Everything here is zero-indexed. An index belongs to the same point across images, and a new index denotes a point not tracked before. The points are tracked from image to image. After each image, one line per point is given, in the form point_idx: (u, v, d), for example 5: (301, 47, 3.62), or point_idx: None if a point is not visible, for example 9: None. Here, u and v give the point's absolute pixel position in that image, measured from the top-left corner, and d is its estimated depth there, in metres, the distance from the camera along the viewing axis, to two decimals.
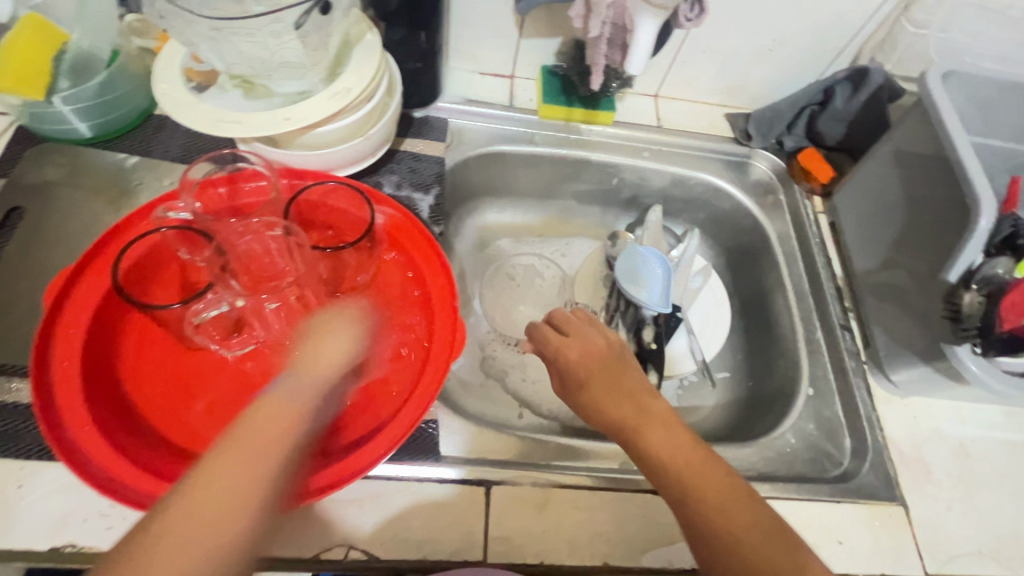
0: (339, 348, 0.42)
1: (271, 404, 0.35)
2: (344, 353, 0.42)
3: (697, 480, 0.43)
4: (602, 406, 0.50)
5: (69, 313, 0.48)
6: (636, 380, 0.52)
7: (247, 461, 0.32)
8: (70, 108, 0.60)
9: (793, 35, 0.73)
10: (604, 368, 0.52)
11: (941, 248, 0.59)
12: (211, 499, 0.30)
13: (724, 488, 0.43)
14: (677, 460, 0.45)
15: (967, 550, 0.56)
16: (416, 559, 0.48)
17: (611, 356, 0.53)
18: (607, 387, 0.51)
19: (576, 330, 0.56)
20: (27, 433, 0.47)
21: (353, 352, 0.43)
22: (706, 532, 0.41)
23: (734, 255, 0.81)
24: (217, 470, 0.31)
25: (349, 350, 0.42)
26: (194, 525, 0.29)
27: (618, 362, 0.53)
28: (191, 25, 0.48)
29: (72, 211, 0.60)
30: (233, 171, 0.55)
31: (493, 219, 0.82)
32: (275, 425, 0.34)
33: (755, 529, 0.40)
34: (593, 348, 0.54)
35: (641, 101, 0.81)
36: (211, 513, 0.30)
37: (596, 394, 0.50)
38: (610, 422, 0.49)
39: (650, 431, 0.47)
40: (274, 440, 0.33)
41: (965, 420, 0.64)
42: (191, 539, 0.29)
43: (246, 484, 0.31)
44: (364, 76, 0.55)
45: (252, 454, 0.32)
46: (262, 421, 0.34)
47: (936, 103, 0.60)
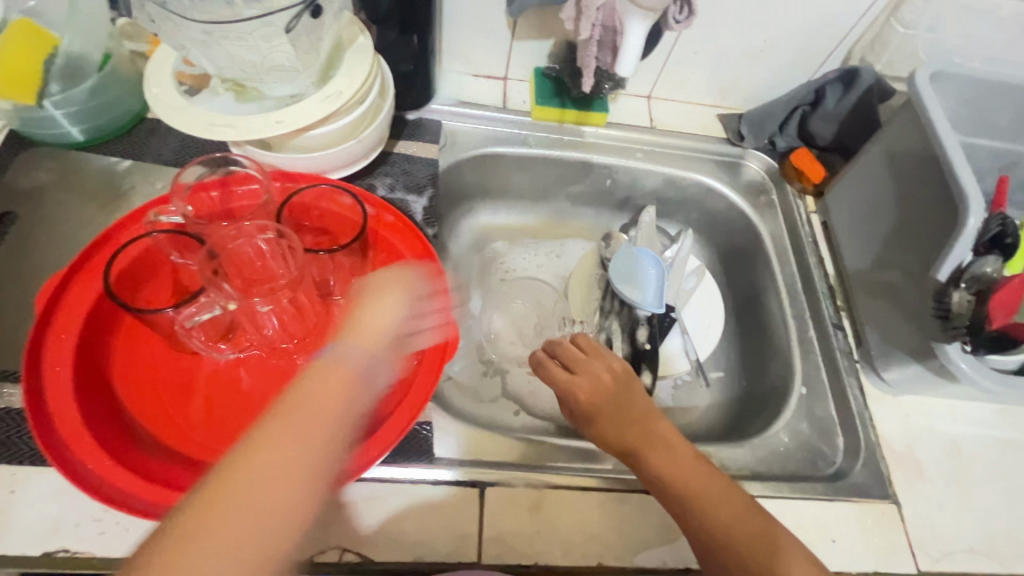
0: (384, 318, 0.47)
1: (329, 368, 0.41)
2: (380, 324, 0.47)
3: (699, 498, 0.46)
4: (613, 437, 0.51)
5: (61, 318, 0.48)
6: (643, 407, 0.53)
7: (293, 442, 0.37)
8: (61, 112, 0.60)
9: (784, 36, 0.73)
10: (611, 398, 0.53)
11: (931, 248, 0.59)
12: (271, 448, 0.36)
13: (721, 503, 0.46)
14: (682, 479, 0.48)
15: (959, 547, 0.56)
16: (410, 561, 0.48)
17: (618, 385, 0.55)
18: (614, 417, 0.52)
19: (581, 367, 0.56)
20: (18, 438, 0.47)
21: (395, 318, 0.48)
22: (716, 548, 0.44)
23: (727, 255, 0.82)
24: (279, 423, 0.38)
25: (399, 323, 0.47)
26: (262, 470, 0.35)
27: (625, 389, 0.54)
28: (181, 29, 0.48)
29: (64, 215, 0.60)
30: (226, 174, 0.55)
31: (487, 220, 0.82)
32: (336, 387, 0.41)
33: (743, 538, 0.44)
34: (601, 379, 0.55)
35: (634, 102, 0.82)
36: (279, 454, 0.36)
37: (605, 425, 0.52)
38: (618, 449, 0.51)
39: (655, 453, 0.50)
40: (326, 413, 0.39)
41: (956, 418, 0.64)
42: (269, 478, 0.35)
43: (300, 445, 0.37)
44: (356, 79, 0.55)
45: (313, 407, 0.39)
46: (303, 419, 0.38)
47: (924, 104, 0.60)
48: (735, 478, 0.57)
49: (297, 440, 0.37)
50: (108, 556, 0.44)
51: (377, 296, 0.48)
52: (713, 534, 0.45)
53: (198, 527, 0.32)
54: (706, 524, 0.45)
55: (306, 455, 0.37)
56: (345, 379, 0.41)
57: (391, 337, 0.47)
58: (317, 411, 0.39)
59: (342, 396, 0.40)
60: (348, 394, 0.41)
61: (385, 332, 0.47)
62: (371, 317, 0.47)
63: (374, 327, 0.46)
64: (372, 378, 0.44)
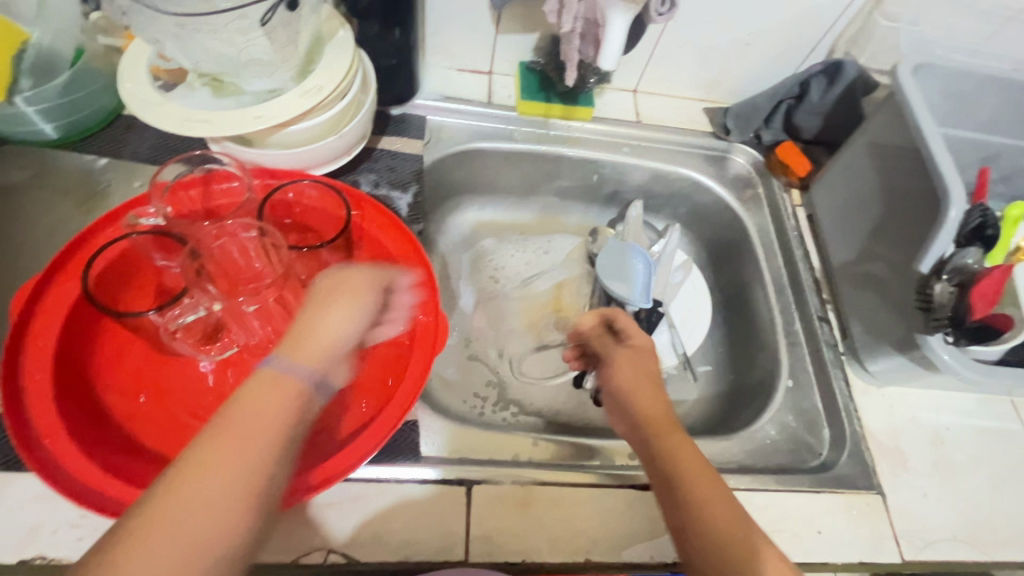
0: (338, 330, 0.41)
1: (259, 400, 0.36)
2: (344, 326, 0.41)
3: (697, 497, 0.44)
4: (643, 395, 0.53)
5: (36, 327, 0.47)
6: (652, 398, 0.53)
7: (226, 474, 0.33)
8: (33, 109, 0.58)
9: (769, 29, 0.73)
10: (631, 380, 0.55)
11: (915, 238, 0.60)
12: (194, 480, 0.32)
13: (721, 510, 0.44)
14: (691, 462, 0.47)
15: (943, 536, 0.57)
16: (397, 560, 0.48)
17: (644, 371, 0.56)
18: (628, 399, 0.54)
19: (610, 351, 0.59)
20: None
21: (352, 331, 0.42)
22: (708, 534, 0.42)
23: (714, 249, 0.82)
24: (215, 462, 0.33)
25: (350, 329, 0.41)
26: (190, 501, 0.32)
27: (650, 377, 0.56)
28: (154, 21, 0.47)
29: (39, 214, 0.58)
30: (206, 173, 0.54)
31: (474, 216, 0.82)
32: (276, 403, 0.36)
33: (730, 542, 0.42)
34: (622, 365, 0.57)
35: (620, 96, 0.81)
36: (204, 479, 0.33)
37: (625, 404, 0.54)
38: (646, 411, 0.52)
39: (670, 439, 0.49)
40: (259, 431, 0.35)
41: (940, 409, 0.65)
42: (204, 504, 0.32)
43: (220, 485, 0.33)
44: (336, 74, 0.54)
45: (243, 427, 0.35)
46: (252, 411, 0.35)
47: (906, 96, 0.61)
48: (722, 470, 0.57)
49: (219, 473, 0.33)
50: None
51: (334, 301, 0.41)
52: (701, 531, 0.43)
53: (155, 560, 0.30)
54: (699, 521, 0.43)
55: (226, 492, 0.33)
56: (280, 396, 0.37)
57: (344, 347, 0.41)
58: (247, 434, 0.34)
59: (280, 416, 0.36)
60: (287, 411, 0.36)
61: (339, 344, 0.41)
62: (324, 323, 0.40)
63: (317, 341, 0.40)
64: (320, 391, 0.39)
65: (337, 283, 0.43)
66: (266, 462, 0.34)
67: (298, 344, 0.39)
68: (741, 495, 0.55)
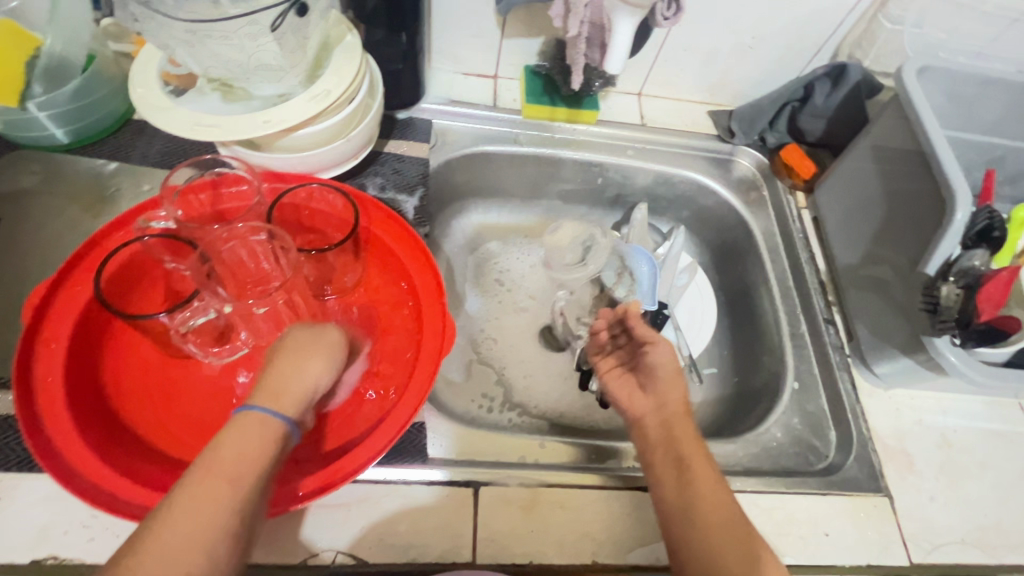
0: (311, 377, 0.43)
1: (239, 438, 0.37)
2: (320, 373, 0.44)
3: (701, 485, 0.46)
4: (669, 389, 0.54)
5: (49, 328, 0.47)
6: (681, 392, 0.54)
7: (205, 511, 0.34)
8: (44, 115, 0.59)
9: (773, 32, 0.74)
10: (665, 365, 0.55)
11: (920, 241, 0.60)
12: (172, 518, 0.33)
13: (720, 503, 0.45)
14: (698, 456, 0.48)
15: (950, 539, 0.57)
16: (403, 562, 0.48)
17: (678, 363, 0.56)
18: (661, 385, 0.55)
19: (649, 335, 0.58)
20: (6, 444, 0.47)
21: (324, 381, 0.44)
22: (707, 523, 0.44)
23: (718, 252, 0.82)
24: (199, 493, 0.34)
25: (320, 379, 0.44)
26: (172, 535, 0.33)
27: (680, 371, 0.56)
28: (165, 27, 0.47)
29: (50, 218, 0.59)
30: (215, 176, 0.55)
31: (478, 219, 0.82)
32: (257, 442, 0.38)
33: (723, 531, 0.43)
34: (660, 352, 0.56)
35: (624, 100, 0.82)
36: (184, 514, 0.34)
37: (655, 387, 0.55)
38: (673, 406, 0.53)
39: (684, 429, 0.51)
40: (237, 467, 0.36)
41: (947, 412, 0.65)
42: (185, 542, 0.33)
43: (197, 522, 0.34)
44: (344, 78, 0.54)
45: (226, 463, 0.36)
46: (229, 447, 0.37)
47: (911, 98, 0.61)
48: (728, 473, 0.57)
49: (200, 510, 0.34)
50: (98, 563, 0.44)
51: (309, 350, 0.44)
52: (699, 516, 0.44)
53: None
54: (698, 505, 0.45)
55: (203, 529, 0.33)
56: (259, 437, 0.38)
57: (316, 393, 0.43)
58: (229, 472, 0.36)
59: (262, 453, 0.37)
60: (268, 446, 0.38)
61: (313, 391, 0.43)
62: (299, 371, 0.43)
63: (294, 389, 0.42)
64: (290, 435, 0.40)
65: (310, 339, 0.46)
66: (242, 500, 0.35)
67: (274, 386, 0.41)
68: (747, 498, 0.55)
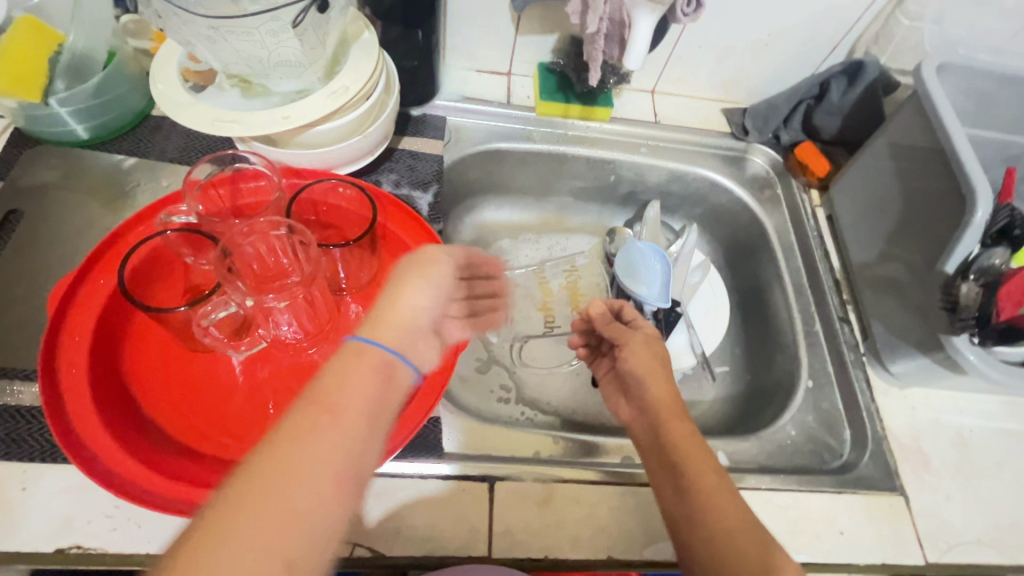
0: (417, 313, 0.49)
1: (361, 370, 0.42)
2: (414, 313, 0.49)
3: (700, 485, 0.45)
4: (649, 387, 0.54)
5: (73, 321, 0.48)
6: (665, 386, 0.54)
7: (342, 436, 0.38)
8: (66, 110, 0.60)
9: (789, 29, 0.73)
10: (640, 364, 0.55)
11: (938, 239, 0.59)
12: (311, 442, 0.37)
13: (725, 500, 0.45)
14: (689, 453, 0.48)
15: (967, 538, 0.57)
16: (420, 555, 0.48)
17: (653, 356, 0.56)
18: (640, 385, 0.55)
19: (618, 334, 0.59)
20: (30, 435, 0.47)
21: (423, 308, 0.50)
22: (703, 524, 0.44)
23: (731, 250, 0.82)
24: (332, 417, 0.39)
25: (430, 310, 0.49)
26: (313, 460, 0.37)
27: (659, 363, 0.55)
28: (187, 24, 0.48)
29: (70, 213, 0.59)
30: (234, 172, 0.55)
31: (491, 216, 0.82)
32: (368, 378, 0.42)
33: (725, 534, 0.43)
34: (632, 351, 0.57)
35: (638, 97, 0.82)
36: (321, 438, 0.38)
37: (637, 389, 0.56)
38: (649, 405, 0.53)
39: (676, 427, 0.50)
40: (364, 401, 0.41)
41: (962, 411, 0.64)
42: (313, 464, 0.36)
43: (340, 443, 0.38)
44: (362, 75, 0.55)
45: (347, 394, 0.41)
46: (351, 381, 0.41)
47: (930, 94, 0.60)
48: (742, 470, 0.57)
49: (331, 439, 0.38)
50: (119, 552, 0.44)
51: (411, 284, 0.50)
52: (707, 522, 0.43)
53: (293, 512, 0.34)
54: (697, 508, 0.45)
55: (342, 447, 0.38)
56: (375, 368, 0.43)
57: (414, 330, 0.48)
58: (351, 404, 0.40)
59: (373, 388, 0.42)
60: (382, 380, 0.43)
61: (411, 322, 0.48)
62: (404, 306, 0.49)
63: (393, 322, 0.47)
64: (399, 365, 0.45)
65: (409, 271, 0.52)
66: (372, 424, 0.40)
67: (389, 322, 0.47)
68: (761, 495, 0.55)
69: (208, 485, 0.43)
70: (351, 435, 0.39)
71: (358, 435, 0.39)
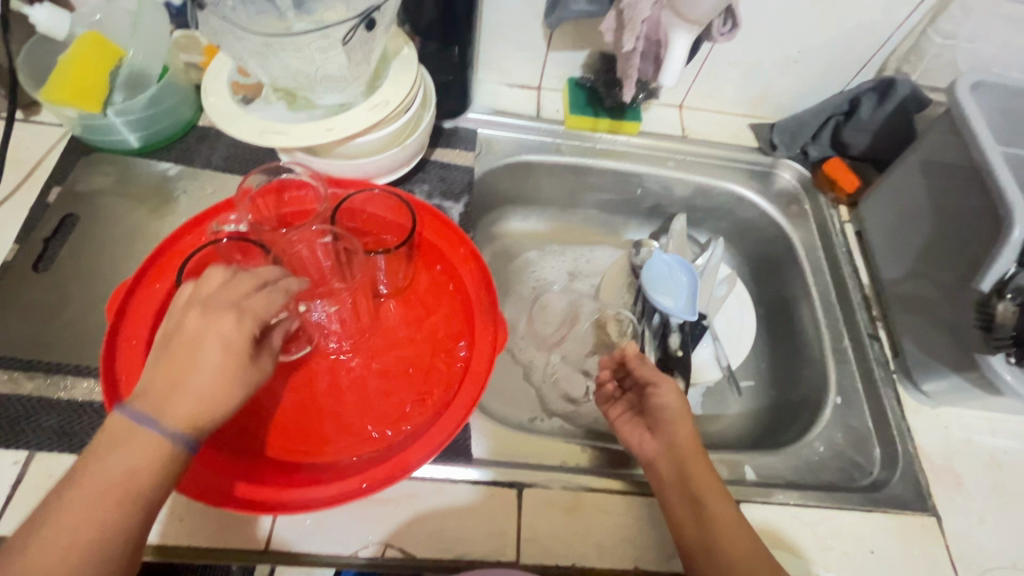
0: (202, 371, 0.38)
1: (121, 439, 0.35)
2: (203, 378, 0.38)
3: (717, 508, 0.48)
4: (679, 421, 0.53)
5: (129, 323, 0.50)
6: (692, 427, 0.52)
7: (63, 524, 0.33)
8: (121, 121, 0.63)
9: (820, 46, 0.74)
10: (674, 407, 0.53)
11: (972, 260, 0.59)
12: (58, 518, 0.33)
13: (736, 521, 0.47)
14: (711, 482, 0.49)
15: (1001, 563, 0.56)
16: (449, 558, 0.49)
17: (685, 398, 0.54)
18: (670, 422, 0.53)
19: (651, 376, 0.55)
20: (81, 430, 0.50)
21: (210, 371, 0.38)
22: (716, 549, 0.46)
23: (759, 263, 0.82)
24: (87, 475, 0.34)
25: (218, 372, 0.38)
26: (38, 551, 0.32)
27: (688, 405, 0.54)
28: (241, 41, 0.50)
29: (118, 217, 0.62)
30: (280, 182, 0.58)
31: (517, 227, 0.84)
32: (130, 450, 0.35)
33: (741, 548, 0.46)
34: (665, 394, 0.54)
35: (666, 111, 0.83)
36: (66, 526, 0.33)
37: (664, 425, 0.53)
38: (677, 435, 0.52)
39: (700, 463, 0.50)
40: (118, 477, 0.35)
41: (996, 432, 0.63)
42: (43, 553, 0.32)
43: (68, 536, 0.33)
44: (402, 89, 0.57)
45: (108, 474, 0.35)
46: (117, 456, 0.35)
47: (966, 113, 0.60)
48: (771, 486, 0.57)
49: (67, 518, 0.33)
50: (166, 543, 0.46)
51: (198, 356, 0.38)
52: (719, 529, 0.46)
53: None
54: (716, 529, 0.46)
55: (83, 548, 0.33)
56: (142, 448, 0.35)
57: (206, 389, 0.38)
58: (107, 486, 0.34)
59: (144, 461, 0.35)
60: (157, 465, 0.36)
61: (213, 385, 0.38)
62: (196, 383, 0.37)
63: (179, 376, 0.37)
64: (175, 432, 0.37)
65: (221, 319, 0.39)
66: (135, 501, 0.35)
67: (170, 379, 0.37)
68: (790, 511, 0.55)
69: (261, 486, 0.45)
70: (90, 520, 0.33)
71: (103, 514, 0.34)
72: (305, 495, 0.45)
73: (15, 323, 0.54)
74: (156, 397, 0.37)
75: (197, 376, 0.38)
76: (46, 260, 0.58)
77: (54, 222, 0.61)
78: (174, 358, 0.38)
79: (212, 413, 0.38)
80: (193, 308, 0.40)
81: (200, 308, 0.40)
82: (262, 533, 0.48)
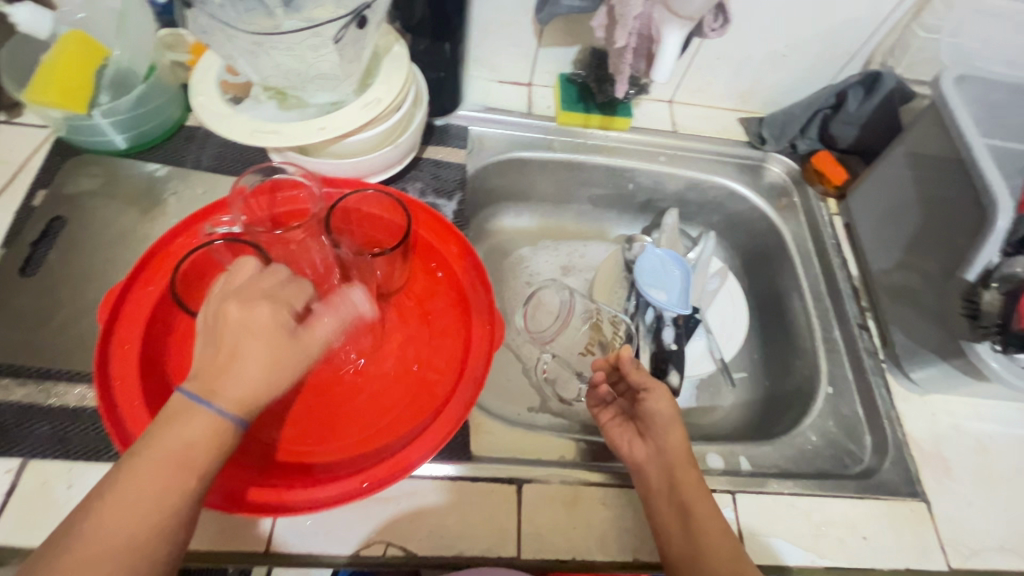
0: (246, 359, 0.38)
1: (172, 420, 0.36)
2: (248, 363, 0.38)
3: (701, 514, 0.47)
4: (670, 429, 0.53)
5: (122, 327, 0.50)
6: (681, 435, 0.52)
7: (124, 500, 0.34)
8: (107, 121, 0.62)
9: (807, 41, 0.75)
10: (664, 412, 0.53)
11: (955, 250, 0.60)
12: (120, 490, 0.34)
13: (722, 529, 0.46)
14: (697, 489, 0.49)
15: (989, 545, 0.57)
16: (452, 555, 0.49)
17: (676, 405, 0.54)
18: (660, 427, 0.53)
19: (645, 381, 0.55)
20: (75, 435, 0.49)
21: (252, 360, 0.38)
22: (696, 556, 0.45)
23: (750, 256, 0.83)
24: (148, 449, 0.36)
25: (261, 359, 0.38)
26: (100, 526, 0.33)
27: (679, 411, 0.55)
28: (231, 39, 0.50)
29: (107, 219, 0.61)
30: (274, 181, 0.57)
31: (510, 224, 0.84)
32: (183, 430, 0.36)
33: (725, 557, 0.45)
34: (657, 398, 0.54)
35: (656, 106, 0.83)
36: (127, 497, 0.34)
37: (654, 431, 0.54)
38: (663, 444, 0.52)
39: (688, 471, 0.50)
40: (176, 454, 0.35)
41: (983, 417, 0.65)
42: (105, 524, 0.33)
43: (131, 512, 0.34)
44: (394, 87, 0.57)
45: (169, 451, 0.36)
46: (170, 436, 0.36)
47: (950, 105, 0.62)
48: (766, 475, 0.58)
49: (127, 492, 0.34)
50: None
51: (240, 347, 0.38)
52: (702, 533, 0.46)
53: (97, 554, 0.32)
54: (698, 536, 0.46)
55: (146, 518, 0.34)
56: (194, 430, 0.36)
57: (249, 376, 0.38)
58: (167, 459, 0.35)
59: (197, 442, 0.36)
60: (212, 448, 0.37)
61: (260, 369, 0.38)
62: (242, 370, 0.38)
63: (224, 363, 0.38)
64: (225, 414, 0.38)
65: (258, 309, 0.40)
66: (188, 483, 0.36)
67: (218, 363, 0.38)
68: (785, 500, 0.56)
69: (260, 489, 0.45)
70: (149, 493, 0.34)
71: (160, 490, 0.35)
72: (303, 497, 0.45)
73: (3, 330, 0.53)
74: (210, 381, 0.38)
75: (240, 364, 0.38)
76: (34, 265, 0.58)
77: (41, 225, 0.60)
78: (222, 349, 0.39)
79: (262, 397, 0.38)
80: (231, 301, 0.40)
81: (236, 300, 0.40)
82: (262, 535, 0.48)
